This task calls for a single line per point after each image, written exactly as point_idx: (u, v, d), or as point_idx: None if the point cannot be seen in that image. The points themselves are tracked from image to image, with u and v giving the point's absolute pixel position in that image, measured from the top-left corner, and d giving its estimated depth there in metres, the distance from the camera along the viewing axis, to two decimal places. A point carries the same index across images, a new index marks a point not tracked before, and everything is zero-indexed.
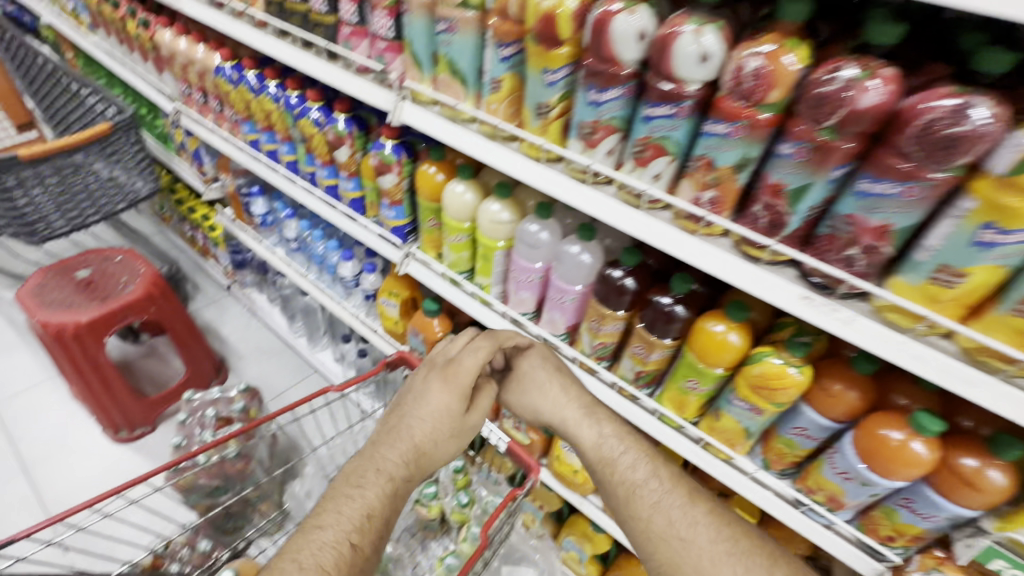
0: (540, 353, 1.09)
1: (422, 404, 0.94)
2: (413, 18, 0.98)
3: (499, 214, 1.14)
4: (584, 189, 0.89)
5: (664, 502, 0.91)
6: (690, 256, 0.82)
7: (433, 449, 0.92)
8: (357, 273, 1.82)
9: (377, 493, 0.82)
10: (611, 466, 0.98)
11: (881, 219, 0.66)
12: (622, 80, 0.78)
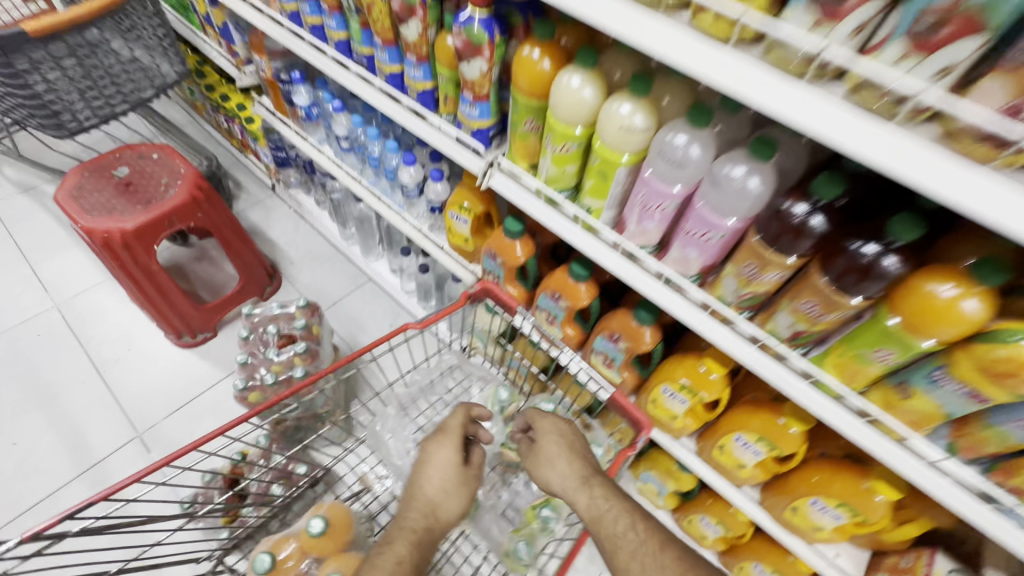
0: (551, 424, 1.11)
1: (427, 467, 1.02)
2: None
3: (631, 118, 0.85)
4: (801, 93, 0.62)
5: (639, 553, 0.87)
6: (968, 199, 0.55)
7: (445, 496, 1.00)
8: (419, 180, 1.58)
9: (405, 544, 0.88)
10: (601, 526, 0.94)
11: None
12: None
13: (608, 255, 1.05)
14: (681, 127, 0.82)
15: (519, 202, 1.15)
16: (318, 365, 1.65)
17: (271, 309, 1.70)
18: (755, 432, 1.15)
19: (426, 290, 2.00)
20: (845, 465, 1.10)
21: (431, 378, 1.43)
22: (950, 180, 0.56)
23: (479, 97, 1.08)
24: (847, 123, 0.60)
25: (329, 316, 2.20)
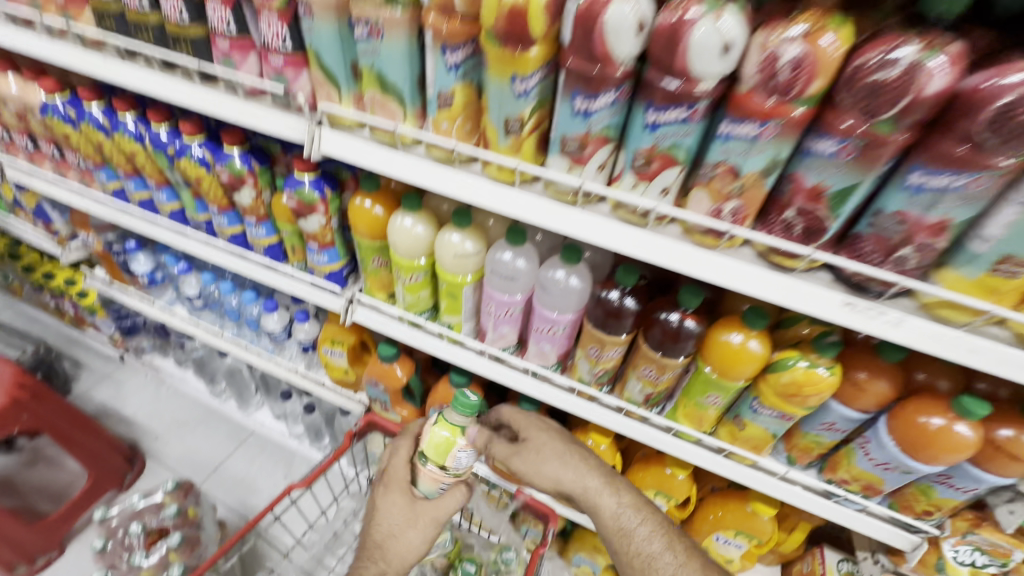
0: (533, 425, 1.01)
1: (377, 513, 0.91)
2: (332, 23, 0.75)
3: (463, 246, 0.96)
4: (576, 218, 0.74)
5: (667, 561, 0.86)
6: (696, 270, 0.70)
7: (406, 548, 0.87)
8: (286, 324, 1.55)
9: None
10: (631, 537, 0.88)
11: (939, 216, 0.57)
12: (616, 83, 0.62)
13: (476, 361, 1.11)
14: (502, 247, 0.95)
15: (384, 329, 1.19)
16: (201, 553, 1.44)
17: (132, 504, 1.47)
18: (650, 485, 1.23)
19: (318, 428, 1.89)
20: (730, 493, 1.21)
21: (335, 530, 1.33)
22: (686, 259, 0.71)
23: (323, 243, 1.13)
24: (609, 230, 0.73)
25: (210, 487, 1.95)
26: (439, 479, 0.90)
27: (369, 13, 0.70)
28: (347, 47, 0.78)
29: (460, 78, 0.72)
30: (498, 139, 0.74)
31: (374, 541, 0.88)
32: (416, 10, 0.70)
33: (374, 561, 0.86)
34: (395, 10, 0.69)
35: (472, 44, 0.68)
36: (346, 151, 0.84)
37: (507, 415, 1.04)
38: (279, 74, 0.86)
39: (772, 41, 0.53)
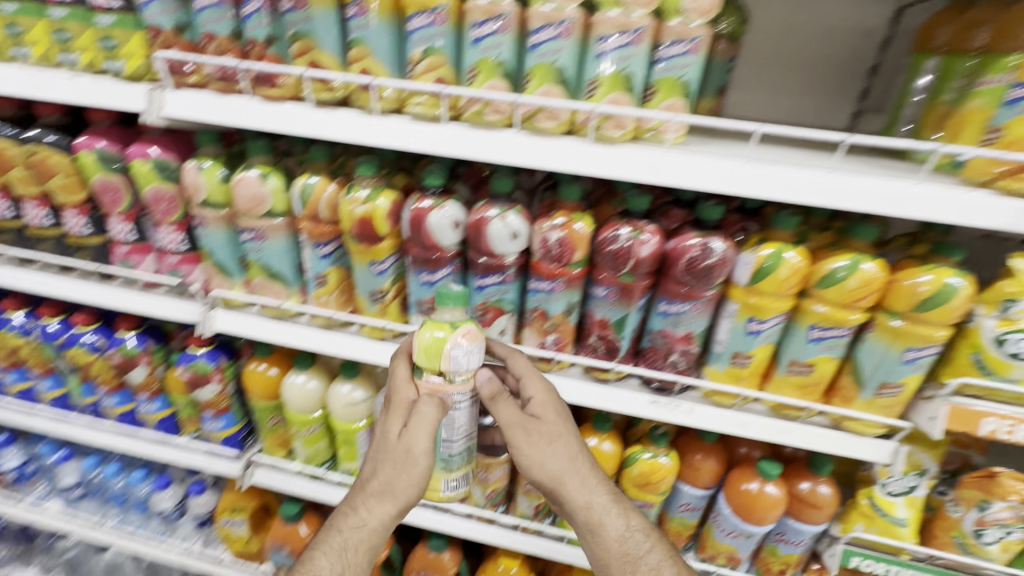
0: (550, 403, 0.81)
1: (382, 432, 0.77)
2: (222, 230, 0.92)
3: (352, 394, 1.07)
4: None
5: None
6: None
7: (401, 489, 0.75)
8: (180, 499, 1.48)
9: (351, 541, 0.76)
10: (637, 565, 0.80)
11: (684, 329, 0.81)
12: (448, 261, 0.83)
13: None
14: None
15: (283, 486, 1.20)
16: None
17: None
18: None
19: None
20: None
21: None
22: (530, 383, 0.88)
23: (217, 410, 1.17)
24: None
25: None
26: (440, 394, 0.75)
27: (253, 222, 0.88)
28: (235, 246, 0.94)
29: (332, 265, 0.90)
30: (369, 305, 0.91)
31: (363, 480, 0.79)
32: (291, 219, 0.89)
33: (354, 513, 0.78)
34: (274, 219, 0.88)
35: (337, 241, 0.88)
36: (237, 328, 0.96)
37: (519, 370, 0.83)
38: (174, 270, 0.99)
39: (545, 229, 0.77)
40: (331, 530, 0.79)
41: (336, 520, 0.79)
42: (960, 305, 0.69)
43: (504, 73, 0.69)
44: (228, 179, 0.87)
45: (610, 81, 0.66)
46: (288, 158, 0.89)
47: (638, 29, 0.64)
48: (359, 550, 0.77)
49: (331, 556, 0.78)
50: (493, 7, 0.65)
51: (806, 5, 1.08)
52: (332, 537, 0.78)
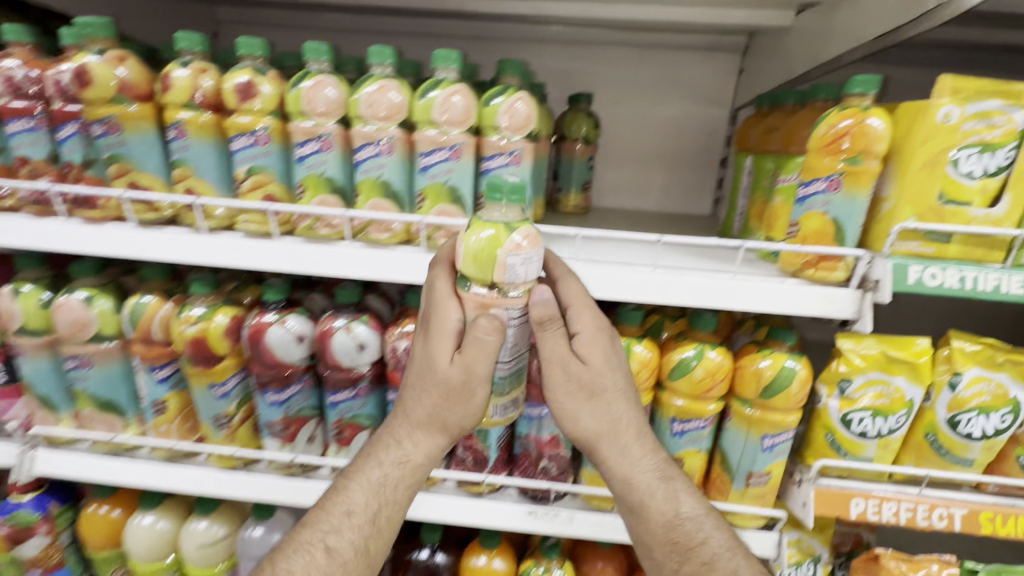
0: (600, 347, 0.62)
1: (421, 345, 0.61)
2: (43, 359, 0.82)
3: (210, 531, 0.94)
4: (296, 489, 0.81)
5: (734, 563, 0.66)
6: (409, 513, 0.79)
7: (455, 416, 0.61)
8: None
9: (361, 491, 0.65)
10: (688, 556, 0.66)
11: (550, 432, 0.78)
12: (297, 377, 0.78)
13: None
14: (251, 524, 0.95)
15: None
16: None
17: None
18: None
19: None
20: None
21: None
22: None
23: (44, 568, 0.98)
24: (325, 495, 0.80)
25: None
26: (496, 312, 0.56)
27: (77, 349, 0.79)
28: (60, 374, 0.84)
29: (171, 389, 0.81)
30: (214, 432, 0.82)
31: (400, 406, 0.64)
32: (125, 341, 0.82)
33: (388, 449, 0.65)
34: (103, 343, 0.80)
35: (176, 363, 0.80)
36: (60, 469, 0.83)
37: (565, 298, 0.63)
38: None
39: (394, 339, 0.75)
40: (354, 478, 0.66)
41: (370, 453, 0.66)
42: (798, 387, 0.71)
43: (333, 188, 0.69)
44: (50, 303, 0.79)
45: (434, 193, 0.67)
46: (124, 276, 0.84)
47: (455, 145, 0.66)
48: (370, 495, 0.65)
49: (365, 492, 0.65)
50: (313, 129, 0.66)
51: (653, 109, 1.19)
52: (349, 489, 0.66)
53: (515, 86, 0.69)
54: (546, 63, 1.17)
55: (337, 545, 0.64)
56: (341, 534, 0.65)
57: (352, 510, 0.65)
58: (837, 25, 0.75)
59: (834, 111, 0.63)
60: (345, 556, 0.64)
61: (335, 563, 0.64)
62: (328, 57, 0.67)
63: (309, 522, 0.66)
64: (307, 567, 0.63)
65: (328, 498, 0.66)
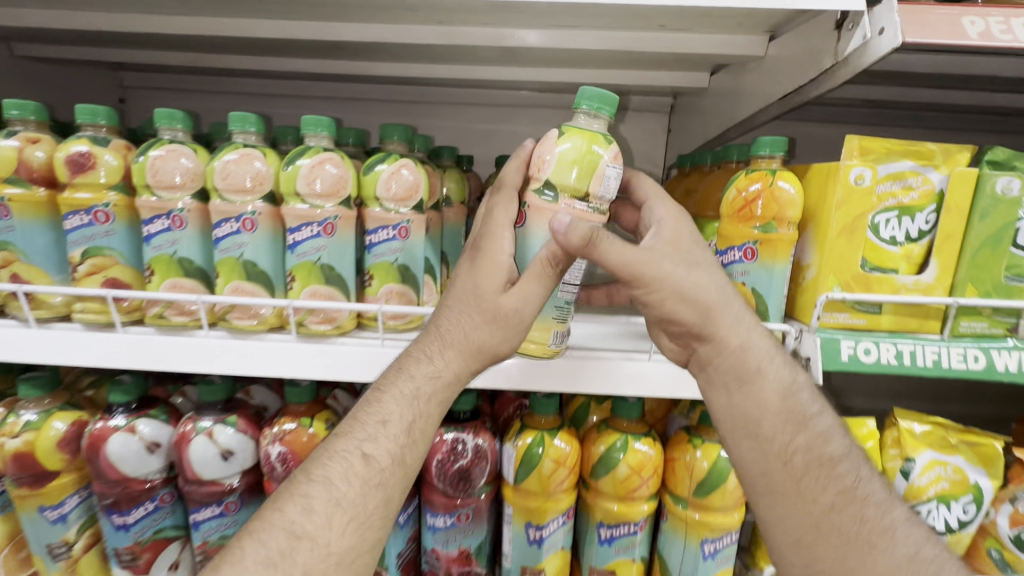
0: (683, 231, 0.51)
1: (482, 239, 0.53)
2: None
3: None
4: None
5: (903, 520, 0.50)
6: None
7: (494, 340, 0.51)
8: None
9: (379, 421, 0.51)
10: (829, 471, 0.52)
11: (458, 547, 0.65)
12: (151, 492, 0.65)
13: None
14: None
15: None
16: None
17: None
18: None
19: None
20: None
21: None
22: None
23: None
24: None
25: None
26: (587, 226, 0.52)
27: None
28: None
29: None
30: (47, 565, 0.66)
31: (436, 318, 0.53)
32: None
33: (426, 352, 0.52)
34: None
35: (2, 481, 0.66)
36: None
37: (642, 194, 0.58)
38: None
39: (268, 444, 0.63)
40: (389, 382, 0.52)
41: (396, 366, 0.52)
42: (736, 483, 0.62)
43: (187, 271, 0.59)
44: None
45: (304, 273, 0.58)
46: None
47: (327, 219, 0.57)
48: (406, 403, 0.51)
49: (398, 403, 0.51)
50: (161, 204, 0.57)
51: None
52: (382, 398, 0.52)
53: (399, 153, 0.62)
54: (474, 125, 1.14)
55: (374, 453, 0.50)
56: (377, 442, 0.51)
57: (388, 418, 0.51)
58: (746, 87, 0.71)
59: (740, 175, 0.58)
60: (381, 465, 0.50)
61: (371, 474, 0.50)
62: (183, 125, 0.59)
63: (345, 425, 0.52)
64: (339, 475, 0.49)
65: (359, 405, 0.52)
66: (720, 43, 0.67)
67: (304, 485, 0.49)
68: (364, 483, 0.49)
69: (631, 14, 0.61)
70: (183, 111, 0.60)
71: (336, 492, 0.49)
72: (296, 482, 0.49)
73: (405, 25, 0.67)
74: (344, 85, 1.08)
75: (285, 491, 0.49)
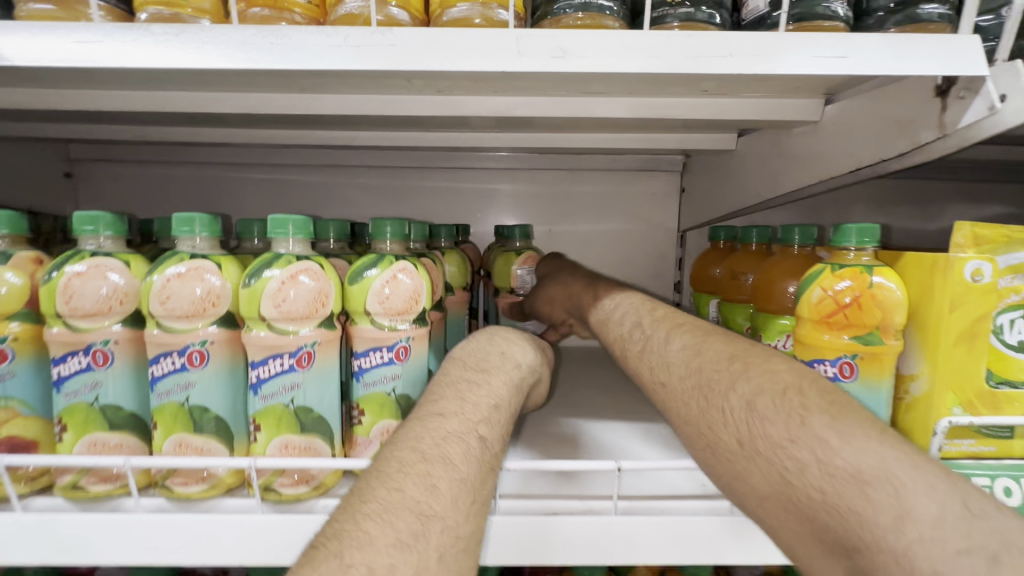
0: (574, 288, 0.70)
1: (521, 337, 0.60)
2: None
3: None
4: None
5: (775, 418, 0.36)
6: None
7: (523, 352, 0.54)
8: None
9: (476, 401, 0.43)
10: (701, 379, 0.41)
11: None
12: None
13: None
14: None
15: None
16: None
17: None
18: None
19: None
20: None
21: None
22: None
23: None
24: None
25: None
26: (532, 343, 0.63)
27: None
28: None
29: None
30: None
31: (484, 332, 0.55)
32: None
33: (512, 342, 0.55)
34: None
35: None
36: None
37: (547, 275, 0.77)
38: None
39: None
40: (490, 370, 0.48)
41: (479, 366, 0.48)
42: None
43: (114, 421, 0.44)
44: None
45: (272, 418, 0.44)
46: None
47: (303, 347, 0.43)
48: (512, 391, 0.48)
49: (497, 393, 0.46)
50: (73, 337, 0.43)
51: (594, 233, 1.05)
52: (490, 381, 0.47)
53: (394, 253, 0.50)
54: (470, 190, 1.03)
55: (489, 436, 0.41)
56: (492, 425, 0.42)
57: (499, 403, 0.45)
58: (795, 154, 0.62)
59: (824, 269, 0.46)
60: (497, 451, 0.41)
61: (485, 457, 0.40)
62: (112, 230, 0.45)
63: (435, 402, 0.42)
64: (456, 458, 0.38)
65: (450, 394, 0.43)
66: (768, 108, 0.57)
67: (423, 465, 0.36)
68: (484, 466, 0.39)
69: (674, 79, 0.50)
70: (114, 213, 0.46)
71: (458, 475, 0.37)
72: (411, 458, 0.36)
73: (396, 95, 0.56)
74: (323, 151, 0.96)
75: (395, 467, 0.36)
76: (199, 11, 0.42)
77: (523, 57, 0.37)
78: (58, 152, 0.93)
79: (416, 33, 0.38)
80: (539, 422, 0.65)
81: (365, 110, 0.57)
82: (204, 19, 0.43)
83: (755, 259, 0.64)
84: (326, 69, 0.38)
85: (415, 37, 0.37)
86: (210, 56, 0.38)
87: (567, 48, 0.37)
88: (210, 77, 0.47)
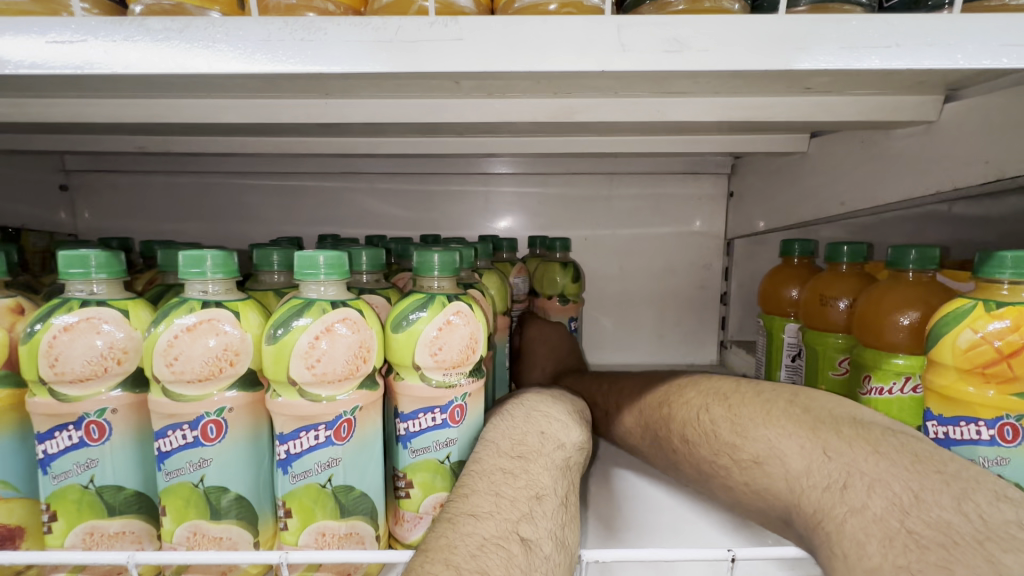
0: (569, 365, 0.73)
1: (558, 398, 0.53)
2: None
3: None
4: None
5: (704, 440, 0.46)
6: None
7: (563, 426, 0.47)
8: None
9: (512, 496, 0.36)
10: (669, 421, 0.51)
11: None
12: None
13: None
14: None
15: None
16: None
17: None
18: None
19: None
20: None
21: None
22: None
23: None
24: None
25: None
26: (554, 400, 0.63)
27: None
28: None
29: None
30: None
31: (511, 406, 0.49)
32: None
33: (550, 418, 0.48)
34: None
35: None
36: None
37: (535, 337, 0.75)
38: None
39: None
40: (529, 455, 0.41)
41: (514, 451, 0.41)
42: None
43: (114, 505, 0.37)
44: None
45: (303, 502, 0.36)
46: None
47: (341, 416, 0.36)
48: (558, 475, 0.40)
49: (539, 477, 0.39)
50: (59, 407, 0.35)
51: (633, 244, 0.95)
52: (530, 468, 0.39)
53: (442, 292, 0.41)
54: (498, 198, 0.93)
55: (534, 537, 0.34)
56: (535, 522, 0.35)
57: (543, 493, 0.37)
58: (893, 160, 0.53)
59: (973, 307, 0.38)
60: (548, 556, 0.33)
61: (534, 565, 0.32)
62: (107, 272, 0.37)
63: (466, 501, 0.35)
64: (500, 568, 0.30)
65: (485, 484, 0.36)
66: (876, 107, 0.48)
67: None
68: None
69: (779, 78, 0.41)
70: (106, 250, 0.38)
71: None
72: None
73: (434, 100, 0.47)
74: (338, 157, 0.88)
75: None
76: (205, 1, 0.34)
77: (627, 53, 0.29)
78: (51, 162, 0.85)
79: (488, 24, 0.30)
80: (596, 472, 0.57)
81: (400, 117, 0.48)
82: (212, 11, 0.35)
83: (850, 282, 0.56)
84: (373, 73, 0.30)
85: (487, 30, 0.30)
86: (229, 57, 0.30)
87: (685, 40, 0.29)
88: (219, 84, 0.38)
